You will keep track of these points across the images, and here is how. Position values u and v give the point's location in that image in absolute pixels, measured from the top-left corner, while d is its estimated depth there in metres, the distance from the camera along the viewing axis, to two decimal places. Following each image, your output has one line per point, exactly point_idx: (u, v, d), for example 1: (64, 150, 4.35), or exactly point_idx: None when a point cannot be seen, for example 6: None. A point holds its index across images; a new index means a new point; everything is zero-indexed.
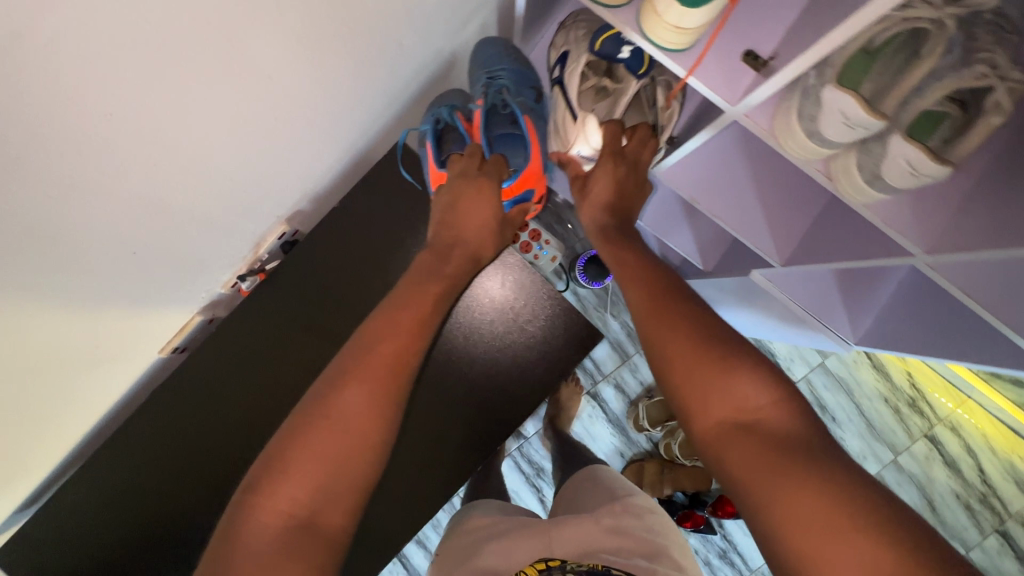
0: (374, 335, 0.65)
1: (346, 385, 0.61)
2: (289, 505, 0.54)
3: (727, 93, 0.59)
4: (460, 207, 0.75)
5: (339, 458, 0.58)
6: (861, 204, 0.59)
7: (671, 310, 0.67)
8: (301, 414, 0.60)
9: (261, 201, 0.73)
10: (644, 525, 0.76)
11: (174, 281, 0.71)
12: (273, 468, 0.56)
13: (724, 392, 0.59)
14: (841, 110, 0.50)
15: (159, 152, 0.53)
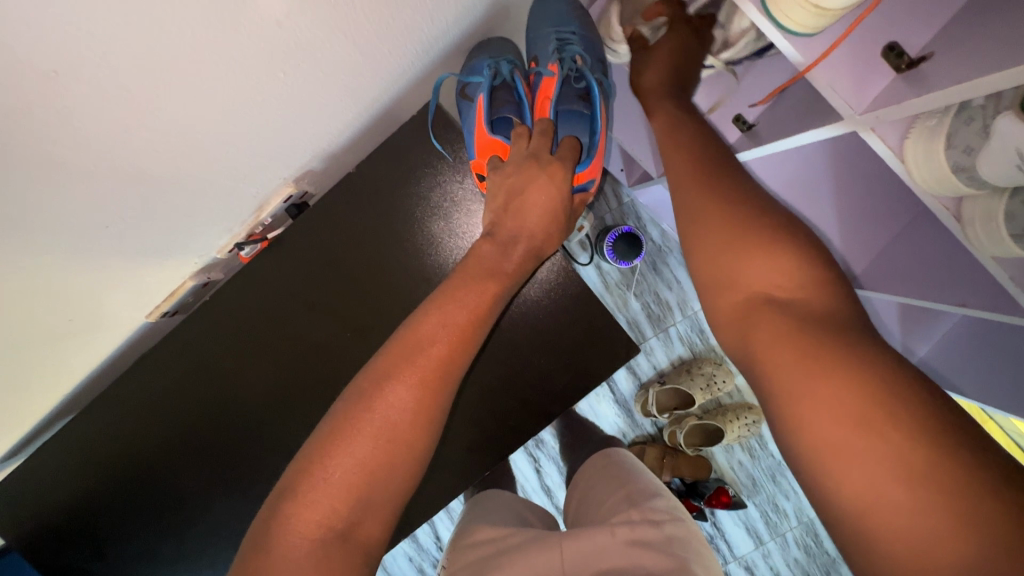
0: (427, 329, 0.55)
1: (399, 377, 0.52)
2: (329, 516, 0.47)
3: (854, 97, 0.47)
4: (527, 195, 0.64)
5: (387, 462, 0.50)
6: (986, 255, 0.48)
7: (717, 180, 0.55)
8: (342, 412, 0.51)
9: (269, 156, 0.62)
10: (662, 536, 0.70)
11: (167, 238, 0.61)
12: (311, 469, 0.49)
13: (765, 265, 0.49)
14: (1017, 149, 0.38)
15: (144, 92, 0.42)
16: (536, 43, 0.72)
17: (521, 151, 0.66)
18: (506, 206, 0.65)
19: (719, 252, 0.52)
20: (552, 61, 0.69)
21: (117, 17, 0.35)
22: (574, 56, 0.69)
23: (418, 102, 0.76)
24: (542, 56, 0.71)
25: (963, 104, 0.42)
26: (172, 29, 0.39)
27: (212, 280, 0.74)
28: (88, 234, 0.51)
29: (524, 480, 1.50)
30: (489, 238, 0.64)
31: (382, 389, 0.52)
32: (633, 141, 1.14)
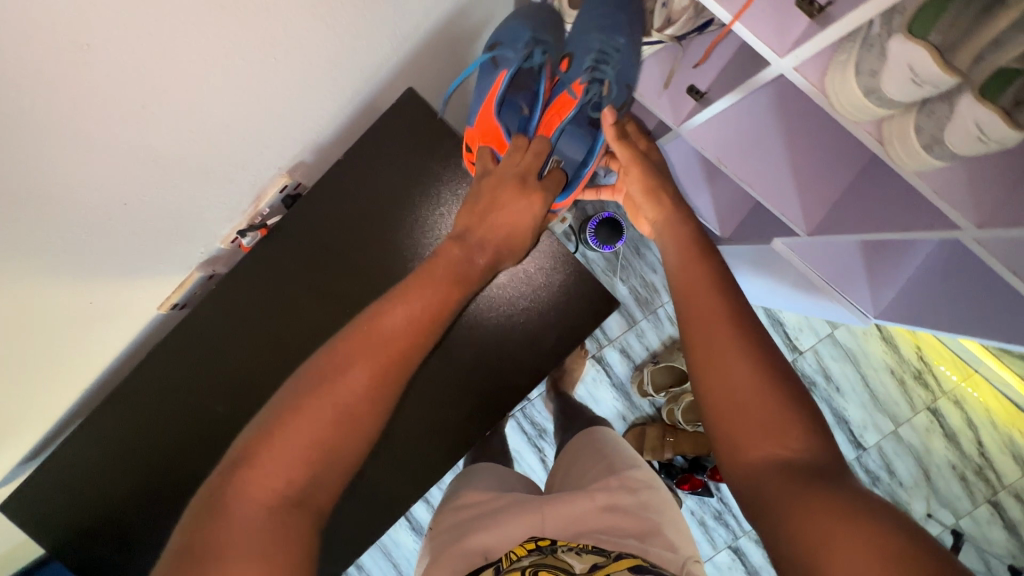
0: (391, 319, 0.57)
1: (362, 362, 0.54)
2: (279, 488, 0.47)
3: (776, 42, 0.53)
4: (502, 213, 0.69)
5: (338, 444, 0.50)
6: (911, 171, 0.54)
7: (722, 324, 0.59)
8: (296, 384, 0.52)
9: (258, 148, 0.67)
10: (637, 501, 0.76)
11: (173, 230, 0.66)
12: (264, 446, 0.48)
13: (770, 428, 0.52)
14: (909, 65, 0.45)
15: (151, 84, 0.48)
16: (577, 38, 0.72)
17: (515, 165, 0.70)
18: (481, 216, 0.69)
19: (722, 389, 0.56)
20: (583, 80, 0.72)
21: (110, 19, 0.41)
22: (602, 83, 0.73)
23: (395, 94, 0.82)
24: (577, 64, 0.72)
25: (866, 34, 0.49)
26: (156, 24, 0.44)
27: (216, 272, 0.80)
28: (101, 233, 0.57)
29: (529, 470, 1.55)
30: (459, 238, 0.68)
31: (343, 375, 0.53)
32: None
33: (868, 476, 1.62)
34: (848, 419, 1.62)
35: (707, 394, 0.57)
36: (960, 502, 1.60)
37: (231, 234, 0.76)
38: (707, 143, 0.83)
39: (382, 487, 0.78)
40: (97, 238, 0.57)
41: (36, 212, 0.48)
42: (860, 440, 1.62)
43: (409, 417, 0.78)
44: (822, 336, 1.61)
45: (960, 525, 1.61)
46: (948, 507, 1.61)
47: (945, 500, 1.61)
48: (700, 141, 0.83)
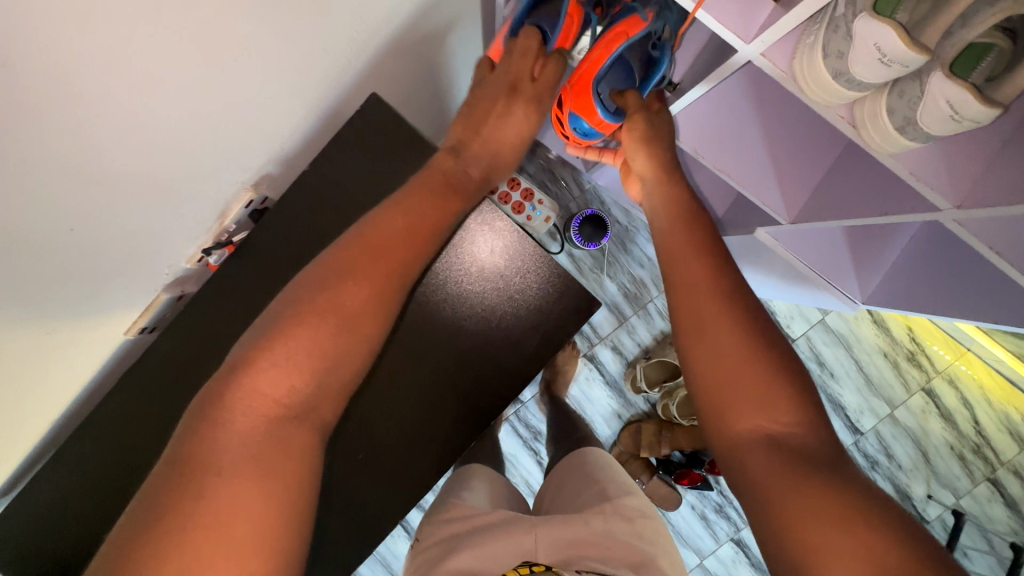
0: (383, 237, 0.60)
1: (356, 278, 0.57)
2: (282, 393, 0.52)
3: (741, 28, 0.51)
4: (491, 128, 0.75)
5: (341, 347, 0.55)
6: (888, 153, 0.52)
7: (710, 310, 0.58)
8: (306, 287, 0.56)
9: (220, 164, 0.65)
10: (632, 530, 0.76)
11: (137, 253, 0.64)
12: (265, 351, 0.52)
13: (759, 406, 0.52)
14: (877, 46, 0.43)
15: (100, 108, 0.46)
16: None
17: (506, 73, 0.76)
18: (475, 130, 0.75)
19: (714, 367, 0.56)
20: (653, 9, 0.69)
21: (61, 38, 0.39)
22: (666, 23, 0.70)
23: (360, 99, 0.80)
24: None
25: (830, 15, 0.47)
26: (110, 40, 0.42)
27: (185, 292, 0.78)
28: (72, 264, 0.55)
29: (526, 473, 1.53)
30: (451, 151, 0.73)
31: (339, 288, 0.56)
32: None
33: (867, 461, 1.61)
34: (844, 405, 1.61)
35: (695, 371, 0.57)
36: (959, 481, 1.60)
37: (197, 253, 0.74)
38: (682, 134, 0.82)
39: (369, 504, 0.76)
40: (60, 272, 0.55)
41: None
42: (857, 425, 1.61)
43: (393, 431, 0.76)
44: (813, 323, 1.60)
45: (961, 505, 1.60)
46: (948, 487, 1.60)
47: (944, 481, 1.60)
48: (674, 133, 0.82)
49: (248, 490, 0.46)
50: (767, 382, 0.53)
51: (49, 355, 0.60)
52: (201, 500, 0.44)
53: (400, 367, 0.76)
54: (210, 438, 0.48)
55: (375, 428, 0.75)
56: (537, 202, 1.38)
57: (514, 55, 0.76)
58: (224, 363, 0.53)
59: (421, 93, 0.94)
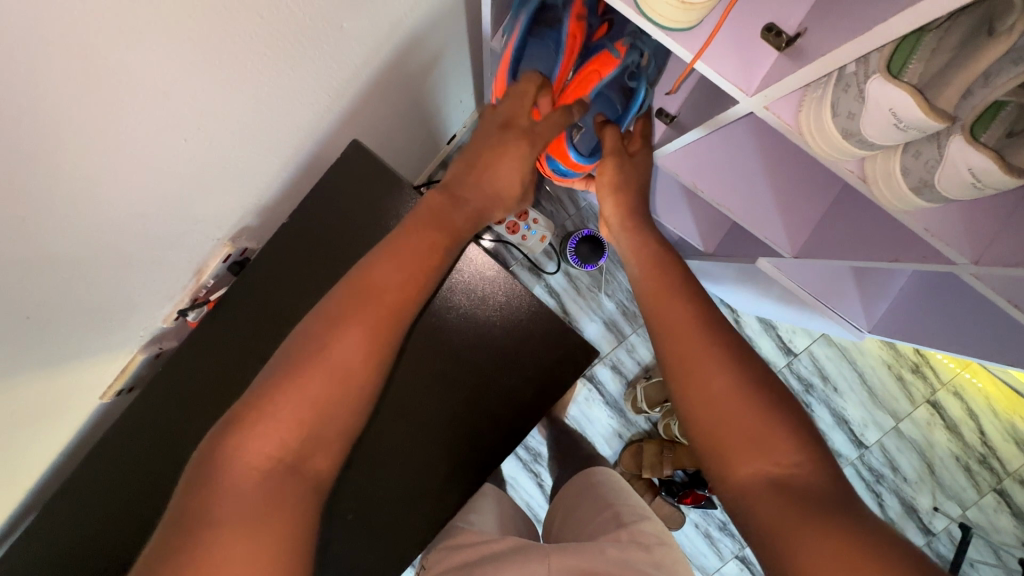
0: (382, 274, 0.53)
1: (363, 310, 0.51)
2: (276, 450, 0.45)
3: (742, 80, 0.48)
4: (495, 166, 0.66)
5: (338, 397, 0.48)
6: (899, 210, 0.50)
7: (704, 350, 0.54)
8: (304, 335, 0.49)
9: (193, 222, 0.61)
10: (652, 560, 0.72)
11: (108, 320, 0.61)
12: (265, 398, 0.46)
13: (759, 442, 0.48)
14: (892, 110, 0.40)
15: (53, 189, 0.42)
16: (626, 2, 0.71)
17: (498, 115, 0.68)
18: (476, 170, 0.65)
19: (717, 399, 0.51)
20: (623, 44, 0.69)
21: (16, 126, 0.36)
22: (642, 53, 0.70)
23: (341, 143, 0.77)
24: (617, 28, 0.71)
25: (839, 72, 0.44)
26: (67, 119, 0.39)
27: (163, 349, 0.75)
28: (38, 338, 0.52)
29: (527, 496, 1.51)
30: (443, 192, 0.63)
31: (344, 324, 0.49)
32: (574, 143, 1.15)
33: (872, 474, 1.59)
34: (848, 419, 1.58)
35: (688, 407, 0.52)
36: (965, 492, 1.58)
37: (173, 311, 0.71)
38: (680, 168, 0.79)
39: (360, 564, 0.72)
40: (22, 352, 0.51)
41: None
42: (861, 439, 1.58)
43: (384, 488, 0.72)
44: (815, 337, 1.57)
45: (968, 517, 1.58)
46: (955, 499, 1.58)
47: (951, 493, 1.58)
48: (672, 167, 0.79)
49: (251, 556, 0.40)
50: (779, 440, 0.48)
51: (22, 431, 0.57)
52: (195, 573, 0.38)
53: (391, 424, 0.72)
54: (205, 501, 0.41)
55: (366, 485, 0.72)
56: (531, 223, 1.35)
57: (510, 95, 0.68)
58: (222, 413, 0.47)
59: (405, 130, 0.91)
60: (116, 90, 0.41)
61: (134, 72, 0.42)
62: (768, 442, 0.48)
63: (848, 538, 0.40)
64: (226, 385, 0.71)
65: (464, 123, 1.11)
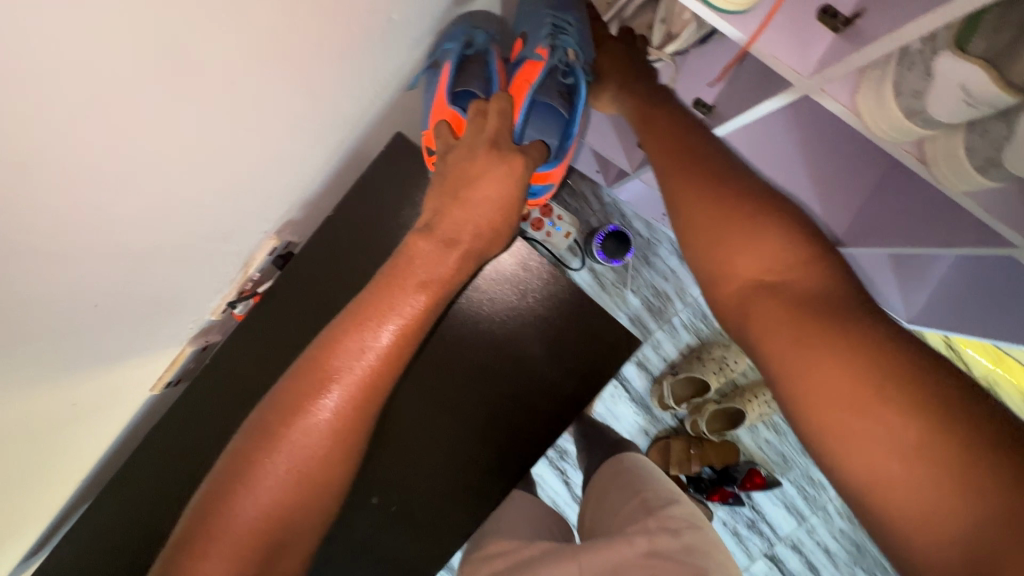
0: (335, 360, 0.52)
1: (308, 406, 0.50)
2: (236, 560, 0.46)
3: (798, 61, 0.48)
4: (476, 186, 0.59)
5: (303, 494, 0.50)
6: (959, 191, 0.49)
7: (692, 165, 0.57)
8: (257, 434, 0.50)
9: (241, 216, 0.62)
10: (680, 544, 0.70)
11: (160, 313, 0.62)
12: (209, 522, 0.46)
13: (752, 250, 0.48)
14: (961, 84, 0.39)
15: (124, 181, 0.43)
16: (530, 17, 0.70)
17: (479, 133, 0.61)
18: (455, 195, 0.59)
19: (712, 218, 0.52)
20: (544, 46, 0.66)
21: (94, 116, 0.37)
22: (567, 49, 0.66)
23: (382, 138, 0.78)
24: (533, 39, 0.67)
25: (904, 49, 0.43)
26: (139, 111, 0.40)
27: (210, 342, 0.76)
28: (103, 324, 0.53)
29: (554, 493, 1.50)
30: (423, 232, 0.58)
31: (289, 424, 0.50)
32: (600, 135, 1.14)
33: None
34: None
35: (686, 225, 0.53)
36: None
37: (221, 304, 0.72)
38: None
39: (405, 555, 0.73)
40: (85, 344, 0.52)
41: (25, 334, 0.44)
42: None
43: (424, 482, 0.73)
44: None
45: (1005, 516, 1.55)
46: None
47: None
48: None
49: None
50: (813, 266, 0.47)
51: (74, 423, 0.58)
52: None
53: (435, 416, 0.73)
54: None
55: (408, 478, 0.72)
56: (557, 219, 1.35)
57: (490, 113, 0.61)
58: (171, 536, 0.48)
59: None
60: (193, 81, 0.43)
61: (211, 65, 0.43)
62: (788, 283, 0.46)
63: (856, 351, 0.39)
64: (269, 378, 0.72)
65: None
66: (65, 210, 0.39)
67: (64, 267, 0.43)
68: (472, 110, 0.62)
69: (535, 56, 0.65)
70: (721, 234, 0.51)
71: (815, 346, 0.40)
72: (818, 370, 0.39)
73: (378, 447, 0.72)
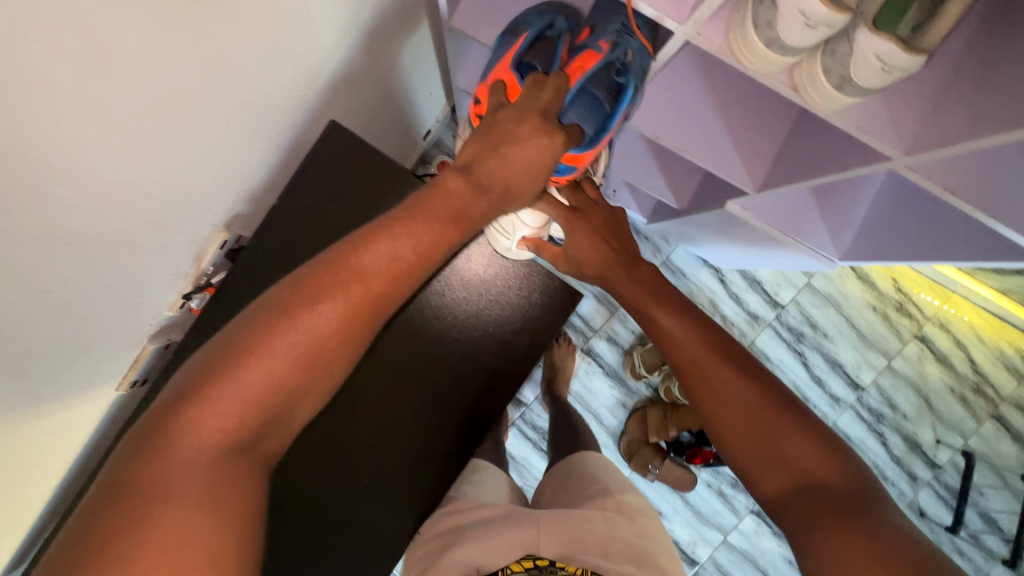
0: (366, 260, 0.49)
1: (330, 296, 0.48)
2: (230, 430, 0.46)
3: (674, 10, 0.53)
4: (515, 149, 0.58)
5: (304, 382, 0.48)
6: (827, 112, 0.55)
7: (710, 369, 0.59)
8: (268, 314, 0.47)
9: (188, 209, 0.65)
10: (634, 529, 0.79)
11: (119, 307, 0.64)
12: (209, 390, 0.45)
13: (769, 445, 0.54)
14: (801, 11, 0.46)
15: (74, 164, 0.46)
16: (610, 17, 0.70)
17: (531, 101, 0.61)
18: (493, 148, 0.58)
19: (732, 416, 0.56)
20: (607, 40, 0.66)
21: (34, 98, 0.39)
22: (626, 50, 0.67)
23: (317, 128, 0.82)
24: (599, 32, 0.68)
25: None
26: (81, 92, 0.43)
27: (172, 339, 0.78)
28: (66, 316, 0.55)
29: (538, 473, 1.54)
30: (463, 176, 0.56)
31: (307, 307, 0.47)
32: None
33: (872, 415, 1.62)
34: (842, 362, 1.62)
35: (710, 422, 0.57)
36: (964, 422, 1.63)
37: (178, 299, 0.75)
38: (642, 120, 0.82)
39: (383, 524, 0.78)
40: (50, 338, 0.54)
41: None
42: (858, 380, 1.62)
43: (396, 448, 0.78)
44: (800, 287, 1.61)
45: (970, 446, 1.63)
46: (956, 429, 1.63)
47: (951, 424, 1.63)
48: (637, 119, 0.82)
49: (192, 540, 0.42)
50: (815, 439, 0.53)
51: (43, 418, 0.59)
52: (124, 558, 0.40)
53: (400, 383, 0.79)
54: (127, 481, 0.42)
55: (380, 449, 0.78)
56: None
57: (546, 87, 0.61)
58: (169, 385, 0.47)
59: (376, 116, 0.96)
60: (132, 73, 0.46)
61: (146, 50, 0.46)
62: (811, 477, 0.51)
63: (860, 533, 0.46)
64: None
65: (433, 114, 1.21)
66: (21, 195, 0.42)
67: (27, 256, 0.46)
68: (527, 82, 0.62)
69: (597, 41, 0.66)
70: (748, 433, 0.55)
71: (840, 536, 0.47)
72: (834, 544, 0.47)
73: (352, 421, 0.77)
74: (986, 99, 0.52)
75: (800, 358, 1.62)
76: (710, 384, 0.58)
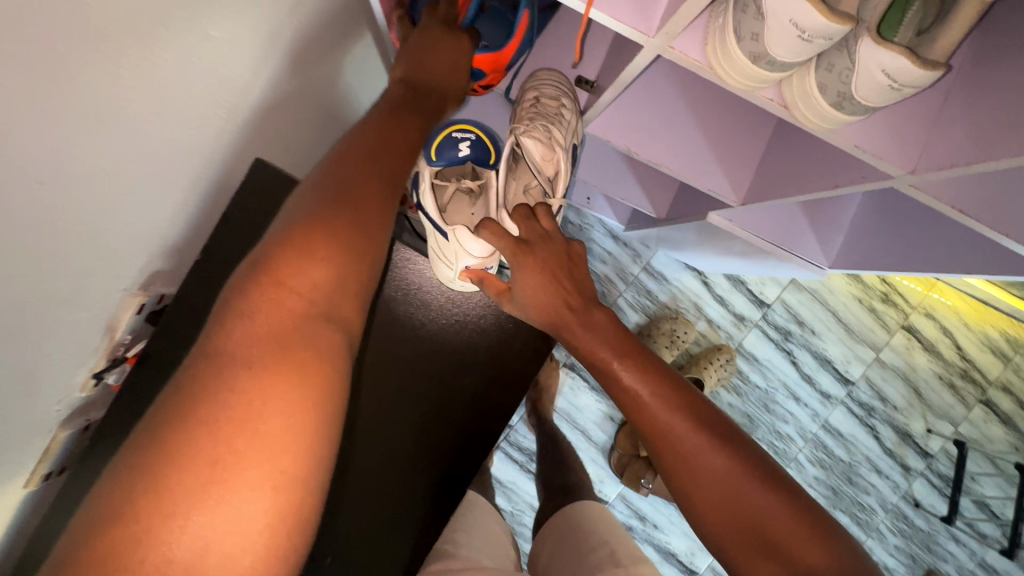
0: (370, 135, 0.53)
1: (363, 161, 0.51)
2: (301, 302, 0.44)
3: (641, 21, 0.46)
4: (434, 55, 0.63)
5: (360, 248, 0.48)
6: (821, 129, 0.50)
7: (682, 438, 0.52)
8: (304, 197, 0.49)
9: (96, 277, 0.56)
10: None
11: (20, 402, 0.54)
12: (262, 272, 0.44)
13: (750, 523, 0.49)
14: (792, 21, 0.39)
15: None
16: None
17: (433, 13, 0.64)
18: (419, 60, 0.62)
19: (709, 492, 0.51)
20: None
21: None
22: None
23: (245, 165, 0.72)
24: None
25: None
26: None
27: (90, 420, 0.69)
28: None
29: (528, 496, 1.47)
30: (405, 85, 0.61)
31: (344, 178, 0.49)
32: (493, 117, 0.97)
33: (863, 409, 1.59)
34: (830, 359, 1.58)
35: (684, 496, 0.52)
36: (954, 409, 1.60)
37: (90, 377, 0.65)
38: (613, 135, 0.75)
39: None
40: None
41: None
42: (847, 376, 1.58)
43: (367, 510, 0.72)
44: (785, 284, 1.56)
45: (961, 432, 1.61)
46: (946, 417, 1.60)
47: (942, 413, 1.60)
48: (607, 134, 0.75)
49: (277, 405, 0.39)
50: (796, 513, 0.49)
51: None
52: (204, 432, 0.37)
53: (372, 434, 0.73)
54: (211, 346, 0.41)
55: (351, 512, 0.72)
56: None
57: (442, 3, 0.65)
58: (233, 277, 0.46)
59: (319, 144, 0.87)
60: None
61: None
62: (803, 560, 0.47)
63: None
64: None
65: None
66: None
67: None
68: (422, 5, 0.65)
69: None
70: (726, 510, 0.50)
71: None
72: None
73: None
74: (996, 109, 0.46)
75: (788, 357, 1.57)
76: (680, 456, 0.52)
